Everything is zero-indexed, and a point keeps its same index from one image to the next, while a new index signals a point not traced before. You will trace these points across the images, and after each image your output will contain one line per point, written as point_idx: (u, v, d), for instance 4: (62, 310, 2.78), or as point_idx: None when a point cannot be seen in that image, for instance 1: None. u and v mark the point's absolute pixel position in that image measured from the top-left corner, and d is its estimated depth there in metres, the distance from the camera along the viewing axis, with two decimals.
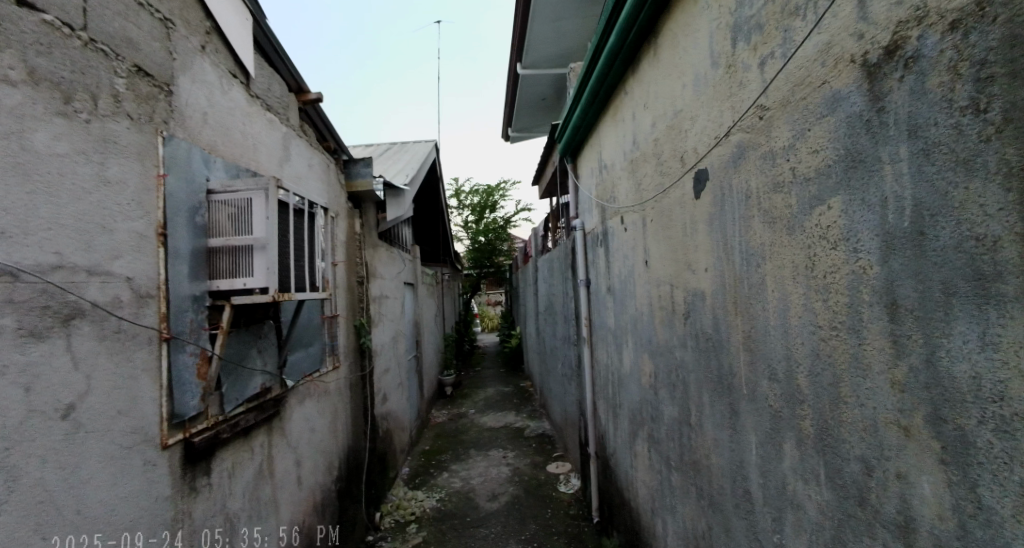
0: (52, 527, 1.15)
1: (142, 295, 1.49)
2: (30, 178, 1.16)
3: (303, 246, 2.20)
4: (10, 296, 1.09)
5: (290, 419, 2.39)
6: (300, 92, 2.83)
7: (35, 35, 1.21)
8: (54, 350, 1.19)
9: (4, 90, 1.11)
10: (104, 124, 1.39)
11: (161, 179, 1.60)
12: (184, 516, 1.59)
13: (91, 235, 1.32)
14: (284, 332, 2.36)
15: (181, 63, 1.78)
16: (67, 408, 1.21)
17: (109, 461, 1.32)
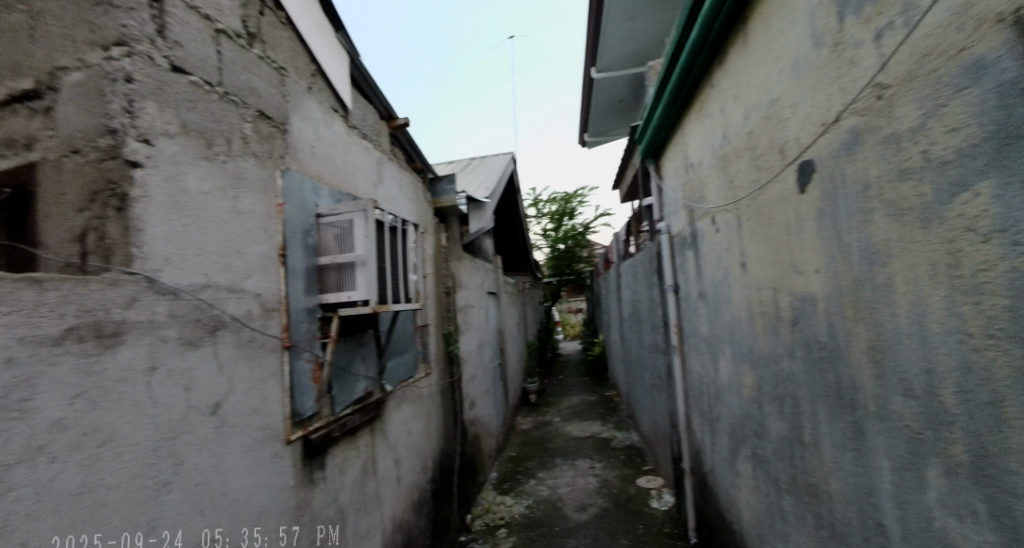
0: (206, 506, 1.36)
1: (268, 309, 1.71)
2: (184, 214, 1.40)
3: (397, 260, 2.37)
4: (173, 311, 1.33)
5: (389, 421, 2.57)
6: (390, 118, 3.08)
7: (186, 95, 1.47)
8: (205, 356, 1.42)
9: (165, 143, 1.37)
10: (237, 163, 1.64)
11: (280, 207, 1.83)
12: (304, 505, 1.78)
13: (230, 258, 1.55)
14: (382, 340, 2.56)
15: (293, 104, 2.04)
16: (215, 406, 1.43)
17: (246, 453, 1.53)
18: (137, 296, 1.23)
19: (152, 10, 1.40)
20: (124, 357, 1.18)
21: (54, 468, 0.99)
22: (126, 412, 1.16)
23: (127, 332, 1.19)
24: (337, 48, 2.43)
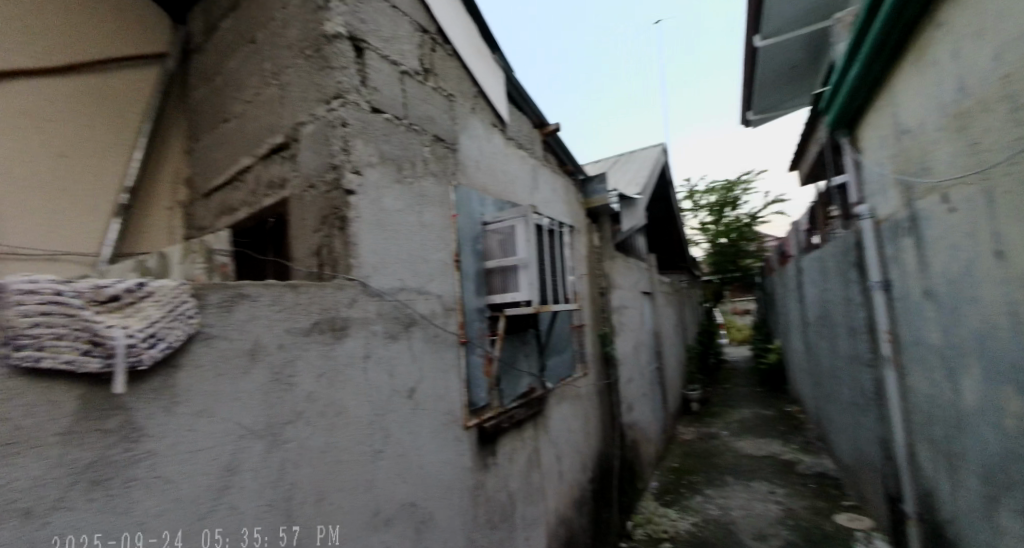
0: (407, 474, 1.61)
1: (448, 308, 1.94)
2: (385, 229, 1.69)
3: (554, 262, 2.45)
4: (380, 310, 1.61)
5: (550, 417, 2.67)
6: (541, 125, 3.20)
7: (382, 130, 1.77)
8: (403, 348, 1.68)
9: (371, 172, 1.67)
10: (420, 183, 1.90)
11: (454, 218, 2.06)
12: (480, 486, 1.97)
13: (418, 265, 1.81)
14: (542, 339, 2.67)
15: (461, 125, 2.28)
16: (411, 390, 1.69)
17: (434, 433, 1.77)
18: (356, 297, 1.52)
19: (357, 66, 1.72)
20: (349, 345, 1.47)
21: (308, 429, 1.31)
22: (352, 391, 1.46)
23: (350, 326, 1.48)
24: (494, 68, 2.63)
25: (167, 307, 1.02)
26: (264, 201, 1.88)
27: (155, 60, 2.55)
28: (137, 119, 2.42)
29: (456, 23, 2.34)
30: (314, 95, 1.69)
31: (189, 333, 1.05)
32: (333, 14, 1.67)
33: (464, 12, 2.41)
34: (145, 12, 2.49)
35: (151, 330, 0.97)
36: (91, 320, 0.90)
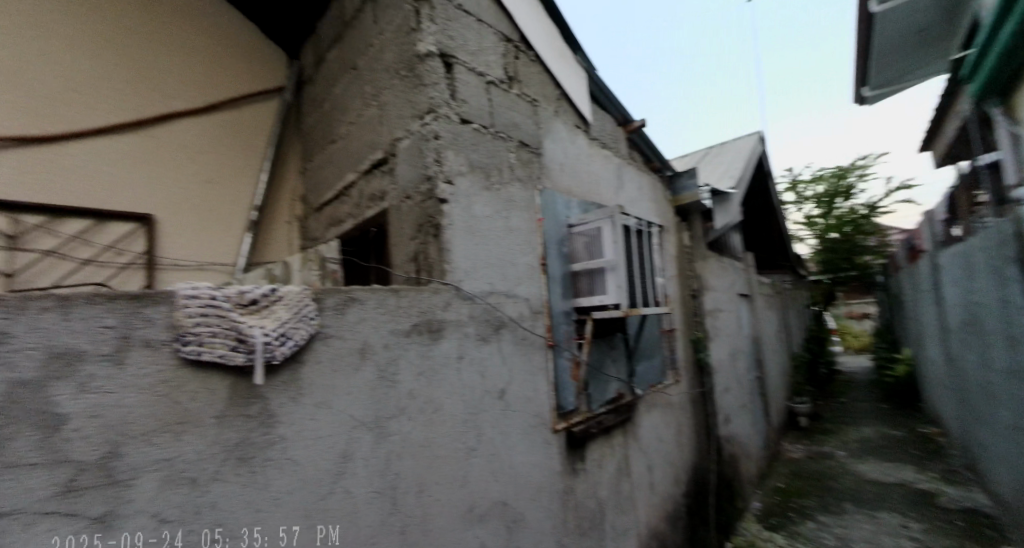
0: (499, 473, 1.66)
1: (535, 311, 1.96)
2: (476, 235, 1.75)
3: (643, 263, 2.36)
4: (472, 313, 1.67)
5: (640, 424, 2.57)
6: (625, 123, 3.11)
7: (472, 140, 1.84)
8: (493, 350, 1.73)
9: (462, 180, 1.75)
10: (507, 189, 1.95)
11: (540, 221, 2.08)
12: (569, 490, 1.96)
13: (506, 269, 1.86)
14: (631, 343, 2.58)
15: (545, 129, 2.29)
16: (501, 391, 1.73)
17: (524, 434, 1.79)
18: (450, 301, 1.60)
19: (447, 80, 1.81)
20: (444, 346, 1.55)
21: (409, 424, 1.40)
22: (448, 390, 1.53)
23: (445, 328, 1.56)
24: (576, 69, 2.62)
25: (294, 309, 1.16)
26: (367, 213, 2.06)
27: (276, 92, 2.90)
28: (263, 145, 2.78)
29: (537, 28, 2.36)
30: (409, 112, 1.81)
31: (312, 332, 1.19)
32: (425, 35, 1.78)
33: (546, 16, 2.43)
34: (266, 53, 2.88)
35: (282, 330, 1.11)
36: (237, 321, 1.06)
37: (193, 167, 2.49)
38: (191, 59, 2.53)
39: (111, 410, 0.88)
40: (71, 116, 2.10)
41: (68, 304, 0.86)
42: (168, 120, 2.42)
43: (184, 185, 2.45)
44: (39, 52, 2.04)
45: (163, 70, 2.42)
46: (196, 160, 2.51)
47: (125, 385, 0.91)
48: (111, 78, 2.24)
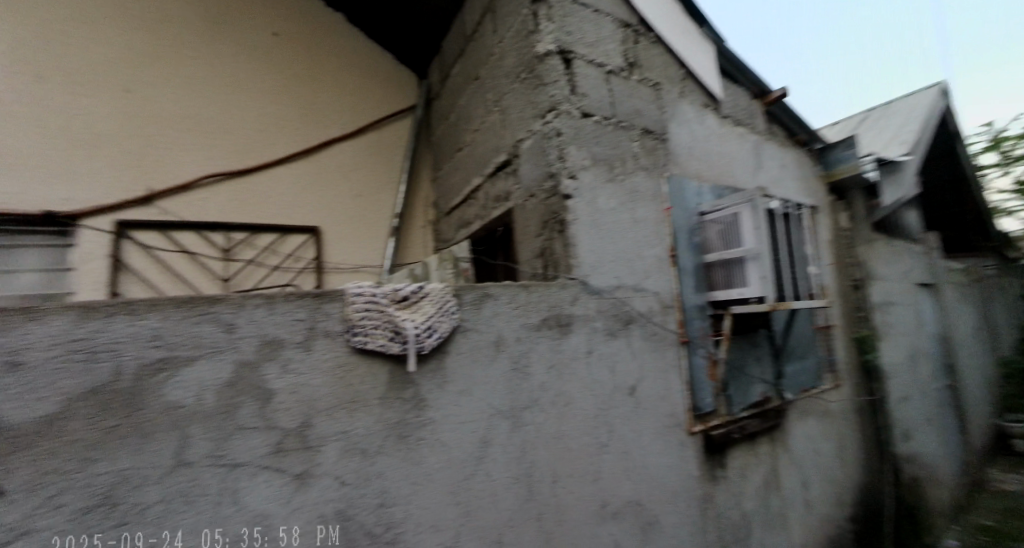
0: (632, 472, 1.61)
1: (665, 306, 1.86)
2: (601, 229, 1.73)
3: (791, 252, 2.08)
4: (600, 308, 1.65)
5: (791, 433, 2.27)
6: (762, 95, 2.77)
7: (593, 133, 1.82)
8: (622, 346, 1.69)
9: (585, 174, 1.73)
10: (632, 179, 1.88)
11: (668, 211, 1.97)
12: (709, 498, 1.82)
13: (633, 262, 1.80)
14: (777, 341, 2.30)
15: (669, 113, 2.16)
16: (632, 388, 1.68)
17: (657, 435, 1.72)
18: (578, 296, 1.60)
19: (567, 76, 1.81)
20: (573, 341, 1.56)
21: (542, 415, 1.44)
22: (578, 384, 1.54)
23: (574, 323, 1.57)
24: (703, 43, 2.41)
25: (438, 304, 1.27)
26: (493, 213, 2.17)
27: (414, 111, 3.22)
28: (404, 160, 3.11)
29: (658, 7, 2.23)
30: (530, 113, 1.87)
31: (454, 325, 1.29)
32: (543, 34, 1.81)
33: None
34: (406, 79, 3.24)
35: (429, 323, 1.23)
36: (393, 315, 1.20)
37: (350, 184, 2.90)
38: (348, 94, 2.98)
39: (305, 387, 1.08)
40: (264, 151, 2.66)
41: (273, 301, 1.07)
42: (331, 146, 2.87)
43: (343, 199, 2.86)
44: (245, 107, 2.65)
45: (326, 106, 2.90)
46: (352, 178, 2.91)
47: (312, 367, 1.10)
48: (291, 118, 2.77)
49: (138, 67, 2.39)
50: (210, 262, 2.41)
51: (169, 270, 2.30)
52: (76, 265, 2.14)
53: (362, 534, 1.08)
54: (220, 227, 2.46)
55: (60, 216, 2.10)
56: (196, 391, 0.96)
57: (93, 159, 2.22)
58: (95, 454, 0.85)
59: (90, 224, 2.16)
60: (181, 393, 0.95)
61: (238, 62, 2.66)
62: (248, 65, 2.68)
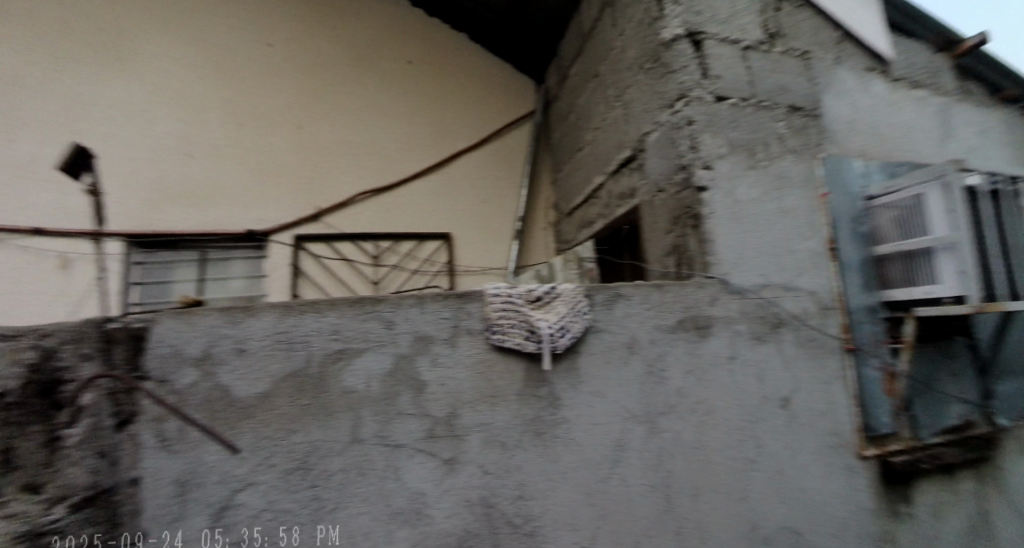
0: (786, 495, 1.43)
1: (825, 307, 1.61)
2: (742, 222, 1.57)
3: (1004, 239, 1.64)
4: (743, 309, 1.50)
5: (1009, 468, 1.79)
6: (951, 46, 2.24)
7: (729, 117, 1.66)
8: (771, 351, 1.50)
9: (721, 163, 1.59)
10: (777, 164, 1.68)
11: (824, 197, 1.71)
12: (889, 536, 1.53)
13: (782, 257, 1.60)
14: (984, 352, 1.83)
15: (822, 84, 1.88)
16: (785, 400, 1.49)
17: (818, 455, 1.49)
18: (717, 295, 1.47)
19: (697, 60, 1.69)
20: (714, 344, 1.44)
21: (680, 422, 1.35)
22: (720, 391, 1.41)
23: (714, 325, 1.45)
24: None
25: (571, 305, 1.27)
26: (618, 211, 2.12)
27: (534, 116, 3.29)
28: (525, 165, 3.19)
29: None
30: (656, 103, 1.79)
31: (586, 325, 1.29)
32: (669, 19, 1.71)
33: None
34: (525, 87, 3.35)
35: (562, 323, 1.24)
36: (528, 314, 1.23)
37: (476, 192, 3.08)
38: (472, 108, 3.19)
39: (452, 380, 1.17)
40: (404, 167, 2.97)
41: (423, 302, 1.19)
42: (458, 158, 3.09)
43: (471, 206, 3.05)
44: (389, 129, 3.01)
45: (454, 121, 3.13)
46: (478, 186, 3.09)
47: (458, 362, 1.19)
48: (425, 136, 3.05)
49: (309, 106, 2.88)
50: (363, 268, 2.75)
51: (333, 275, 2.69)
52: (266, 273, 2.65)
53: (504, 522, 1.14)
54: (370, 237, 2.82)
55: (257, 233, 2.64)
56: (365, 378, 1.13)
57: (279, 186, 2.74)
58: (294, 426, 1.08)
59: (278, 239, 2.68)
60: (354, 380, 1.12)
61: (382, 91, 3.03)
62: (390, 93, 3.04)
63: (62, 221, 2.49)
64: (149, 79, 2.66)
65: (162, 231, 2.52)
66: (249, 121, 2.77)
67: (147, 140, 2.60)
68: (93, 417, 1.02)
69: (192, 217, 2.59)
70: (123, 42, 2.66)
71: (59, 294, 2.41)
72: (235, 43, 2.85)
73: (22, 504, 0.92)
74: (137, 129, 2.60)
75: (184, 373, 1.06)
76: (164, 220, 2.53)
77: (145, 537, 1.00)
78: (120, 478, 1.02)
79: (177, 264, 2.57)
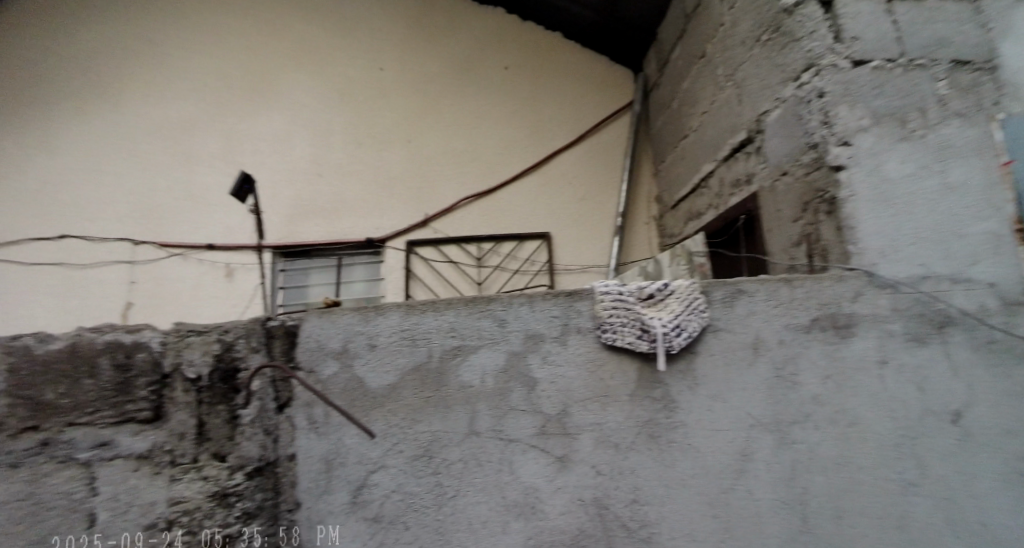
0: (960, 527, 1.19)
1: (1010, 303, 1.32)
2: (892, 202, 1.37)
3: None
4: (895, 306, 1.28)
5: None
6: None
7: (871, 83, 1.45)
8: (936, 355, 1.26)
9: (862, 138, 1.41)
10: (939, 132, 1.41)
11: (1006, 167, 1.40)
12: None
13: (948, 243, 1.34)
14: None
15: (1000, 29, 1.54)
16: (956, 413, 1.25)
17: (1006, 483, 1.23)
18: (861, 290, 1.28)
19: (828, 22, 1.51)
20: (858, 346, 1.25)
21: (818, 433, 1.20)
22: (867, 400, 1.23)
23: (857, 324, 1.26)
24: None
25: (686, 302, 1.21)
26: (732, 201, 2.04)
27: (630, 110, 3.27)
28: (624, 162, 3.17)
29: None
30: (778, 78, 1.68)
31: (704, 324, 1.21)
32: None
33: None
34: (622, 81, 3.34)
35: (677, 322, 1.18)
36: (640, 313, 1.20)
37: (574, 191, 3.10)
38: (567, 109, 3.25)
39: (562, 378, 1.18)
40: (504, 170, 3.12)
41: (532, 300, 1.23)
42: (555, 158, 3.16)
43: (570, 204, 3.08)
44: (492, 135, 3.20)
45: (549, 124, 3.22)
46: (576, 185, 3.12)
47: (568, 360, 1.19)
48: (522, 140, 3.19)
49: (416, 123, 3.20)
50: (468, 270, 2.91)
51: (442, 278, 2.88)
52: (383, 277, 2.94)
53: (619, 525, 1.11)
54: (473, 239, 2.96)
55: (376, 241, 2.93)
56: (480, 373, 1.19)
57: (392, 196, 3.05)
58: (418, 416, 1.17)
59: (394, 245, 2.95)
60: (470, 376, 1.18)
61: (481, 103, 3.25)
62: (488, 103, 3.24)
63: (234, 238, 3.20)
64: (294, 116, 3.24)
65: (301, 242, 2.95)
66: (366, 141, 3.14)
67: (289, 164, 3.10)
68: (261, 400, 1.22)
69: (320, 227, 2.98)
70: (278, 90, 3.30)
71: (232, 296, 3.12)
72: (356, 76, 3.31)
73: (214, 468, 1.13)
74: (283, 156, 3.13)
75: (328, 364, 1.22)
76: (303, 234, 2.95)
77: (299, 505, 1.18)
78: (281, 453, 1.21)
79: (314, 270, 2.98)
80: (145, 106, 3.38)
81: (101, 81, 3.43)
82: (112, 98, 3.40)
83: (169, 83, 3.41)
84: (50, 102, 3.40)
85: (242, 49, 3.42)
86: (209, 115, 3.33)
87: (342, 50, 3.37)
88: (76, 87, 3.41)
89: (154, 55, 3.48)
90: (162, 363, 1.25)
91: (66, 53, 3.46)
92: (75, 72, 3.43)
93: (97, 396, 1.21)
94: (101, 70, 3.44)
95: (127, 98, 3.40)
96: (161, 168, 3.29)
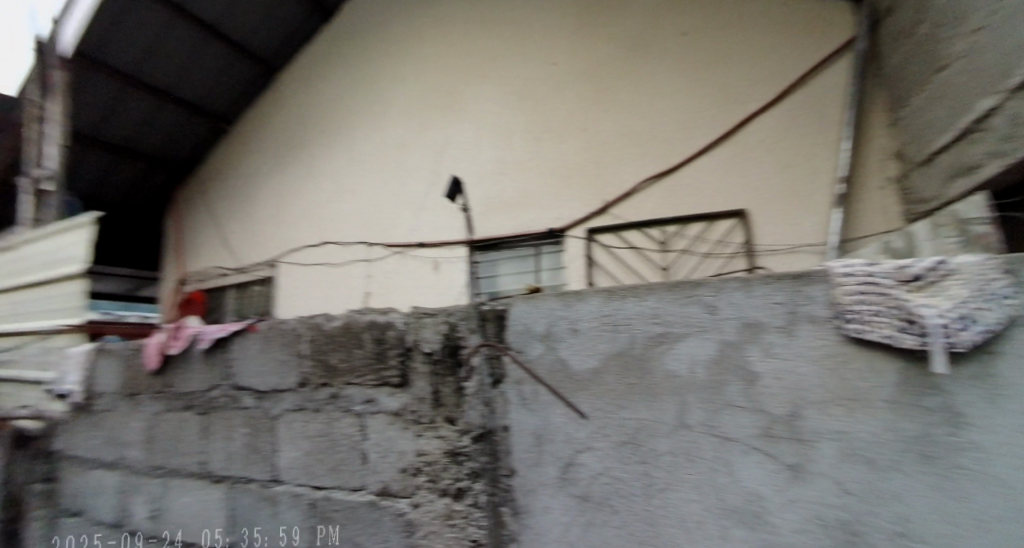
0: None
1: None
2: None
3: None
4: None
5: None
6: None
7: None
8: None
9: None
10: None
11: None
12: None
13: None
14: None
15: None
16: None
17: None
18: None
19: None
20: None
21: None
22: None
23: None
24: None
25: (976, 283, 0.79)
26: None
27: (848, 55, 2.89)
28: (835, 123, 2.89)
29: None
30: None
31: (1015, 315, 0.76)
32: None
33: None
34: (836, 22, 2.93)
35: (962, 310, 0.78)
36: (900, 299, 0.85)
37: (759, 163, 3.02)
38: (755, 71, 3.08)
39: (792, 375, 0.98)
40: (689, 146, 3.19)
41: (749, 284, 1.07)
42: (740, 130, 3.08)
43: (770, 175, 2.99)
44: (677, 110, 3.27)
45: (731, 92, 3.14)
46: (761, 157, 3.02)
47: (798, 353, 0.98)
48: (704, 114, 3.19)
49: (593, 111, 3.51)
50: (653, 257, 3.20)
51: (625, 264, 3.25)
52: (565, 265, 3.48)
53: None
54: (656, 224, 3.21)
55: (557, 231, 3.48)
56: (689, 363, 1.11)
57: (573, 184, 3.50)
58: (623, 402, 1.17)
59: (575, 235, 3.46)
60: (677, 365, 1.12)
61: (654, 81, 3.33)
62: (661, 81, 3.31)
63: (443, 235, 3.97)
64: (483, 125, 3.93)
65: (490, 236, 3.69)
66: (549, 137, 3.63)
67: (479, 167, 3.86)
68: (480, 376, 1.38)
69: (518, 221, 3.65)
70: (469, 104, 4.02)
71: (442, 285, 3.92)
72: (537, 76, 3.76)
73: (447, 430, 1.39)
74: (474, 162, 3.90)
75: (534, 346, 1.31)
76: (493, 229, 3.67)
77: (514, 472, 1.30)
78: (497, 423, 1.34)
79: (508, 260, 3.67)
80: (381, 131, 4.45)
81: (355, 119, 4.64)
82: (357, 131, 4.61)
83: (394, 110, 4.41)
84: (329, 142, 4.79)
85: (445, 73, 4.19)
86: (419, 133, 4.23)
87: (522, 56, 3.84)
88: (342, 127, 4.72)
89: (384, 93, 4.53)
90: (405, 339, 1.50)
91: (336, 104, 4.83)
92: (341, 116, 4.75)
93: (364, 363, 1.57)
94: (355, 112, 4.67)
95: (370, 127, 4.53)
96: (395, 179, 4.31)
